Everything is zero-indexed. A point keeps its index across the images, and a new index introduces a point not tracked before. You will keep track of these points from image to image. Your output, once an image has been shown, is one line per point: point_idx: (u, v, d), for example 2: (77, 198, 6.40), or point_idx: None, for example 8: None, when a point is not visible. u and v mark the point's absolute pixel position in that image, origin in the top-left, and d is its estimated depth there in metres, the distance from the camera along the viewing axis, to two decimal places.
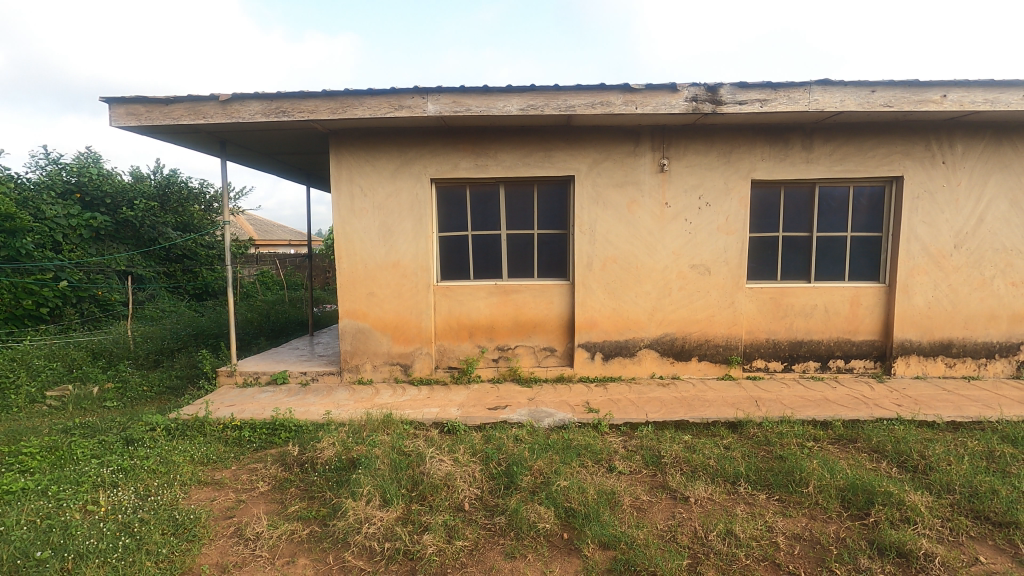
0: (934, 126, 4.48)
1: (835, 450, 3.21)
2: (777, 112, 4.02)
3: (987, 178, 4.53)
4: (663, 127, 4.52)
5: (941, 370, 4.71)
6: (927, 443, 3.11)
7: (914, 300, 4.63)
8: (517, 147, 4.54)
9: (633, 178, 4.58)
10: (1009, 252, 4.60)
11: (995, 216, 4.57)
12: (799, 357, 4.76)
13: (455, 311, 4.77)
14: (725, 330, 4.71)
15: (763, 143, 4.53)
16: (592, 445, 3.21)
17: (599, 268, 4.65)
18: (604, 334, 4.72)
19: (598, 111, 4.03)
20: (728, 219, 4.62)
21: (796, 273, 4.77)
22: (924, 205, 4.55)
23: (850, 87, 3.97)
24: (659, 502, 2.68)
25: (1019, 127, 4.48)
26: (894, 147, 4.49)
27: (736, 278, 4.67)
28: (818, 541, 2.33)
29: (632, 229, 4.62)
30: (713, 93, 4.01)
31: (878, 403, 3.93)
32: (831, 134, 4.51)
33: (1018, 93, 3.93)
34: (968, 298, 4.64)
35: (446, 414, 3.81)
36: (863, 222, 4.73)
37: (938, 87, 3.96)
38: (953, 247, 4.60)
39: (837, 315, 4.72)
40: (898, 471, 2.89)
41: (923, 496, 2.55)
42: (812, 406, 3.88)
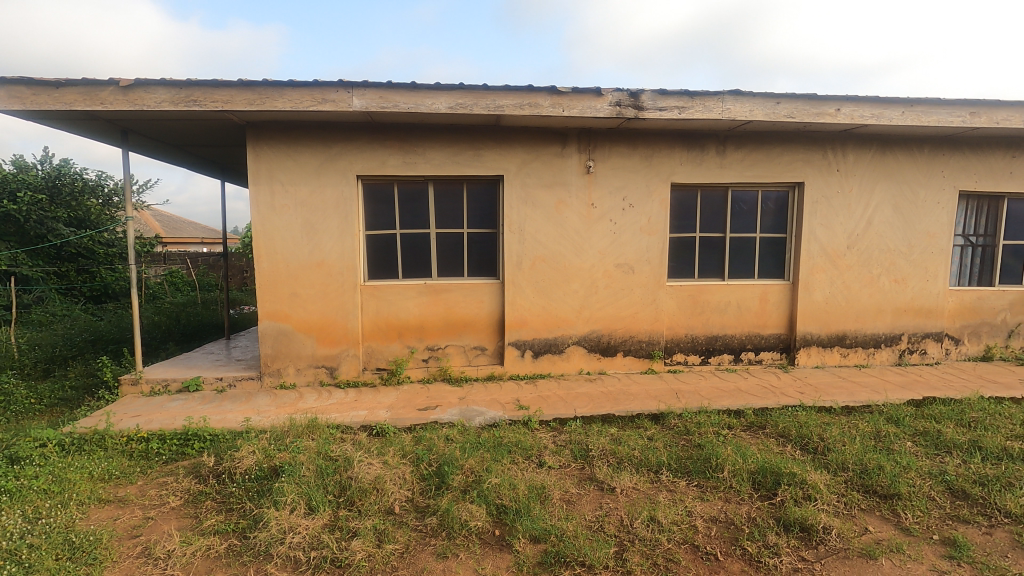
0: (829, 137, 4.89)
1: (747, 436, 3.44)
2: (694, 118, 4.25)
3: (874, 186, 5.01)
4: (589, 130, 4.65)
5: (837, 360, 5.17)
6: (825, 427, 3.41)
7: (815, 296, 5.05)
8: (445, 145, 4.50)
9: (561, 179, 4.68)
10: (892, 252, 5.12)
11: (881, 219, 5.07)
12: (715, 351, 5.06)
13: (383, 311, 4.66)
14: (648, 326, 4.92)
15: (681, 148, 4.77)
16: (522, 442, 3.25)
17: (528, 267, 4.71)
18: (533, 332, 4.79)
19: (526, 112, 4.08)
20: (650, 219, 4.82)
21: (711, 272, 5.06)
22: (822, 209, 4.97)
23: (758, 98, 4.26)
24: (587, 494, 2.76)
25: (899, 140, 4.99)
26: (796, 155, 4.87)
27: (657, 276, 4.88)
28: (732, 522, 2.49)
29: (560, 229, 4.72)
30: (635, 98, 4.17)
31: (784, 392, 4.25)
32: (742, 141, 4.82)
33: (897, 109, 4.39)
34: (859, 294, 5.12)
35: (375, 417, 3.72)
36: (770, 224, 5.10)
37: (833, 101, 4.34)
38: (846, 248, 5.05)
39: (748, 311, 5.06)
40: (801, 453, 3.15)
41: (821, 475, 2.79)
42: (727, 396, 4.14)
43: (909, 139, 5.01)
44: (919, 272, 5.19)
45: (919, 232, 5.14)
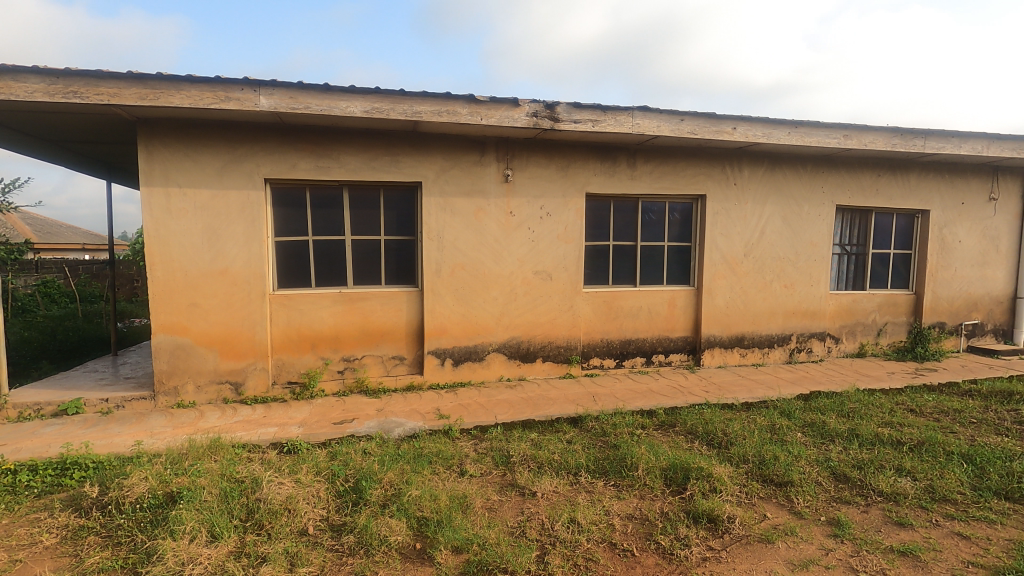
0: (727, 154, 5.29)
1: (658, 435, 3.60)
2: (607, 131, 4.43)
3: (766, 199, 5.47)
4: (507, 139, 4.72)
5: (737, 360, 5.57)
6: (728, 422, 3.65)
7: (717, 300, 5.41)
8: (361, 149, 4.37)
9: (480, 188, 4.70)
10: (782, 259, 5.61)
11: (772, 230, 5.54)
12: (628, 354, 5.28)
13: (295, 321, 4.44)
14: (565, 331, 5.04)
15: (595, 160, 4.96)
16: (443, 452, 3.21)
17: (448, 275, 4.67)
18: (453, 340, 4.75)
19: (444, 119, 4.07)
20: (567, 228, 4.96)
21: (624, 278, 5.29)
22: (722, 220, 5.35)
23: (664, 114, 4.52)
24: (509, 500, 2.77)
25: (786, 158, 5.49)
26: (699, 170, 5.22)
27: (574, 283, 5.03)
28: (646, 518, 2.60)
29: (479, 236, 4.74)
30: (552, 110, 4.28)
31: (691, 391, 4.51)
32: (651, 155, 5.09)
33: (784, 130, 4.83)
34: (755, 298, 5.56)
35: (286, 434, 3.52)
36: (677, 233, 5.41)
37: (730, 120, 4.70)
38: (743, 255, 5.47)
39: (658, 315, 5.34)
40: (707, 448, 3.35)
41: (725, 468, 2.98)
42: (640, 397, 4.33)
43: (795, 157, 5.52)
44: (805, 278, 5.72)
45: (804, 241, 5.67)
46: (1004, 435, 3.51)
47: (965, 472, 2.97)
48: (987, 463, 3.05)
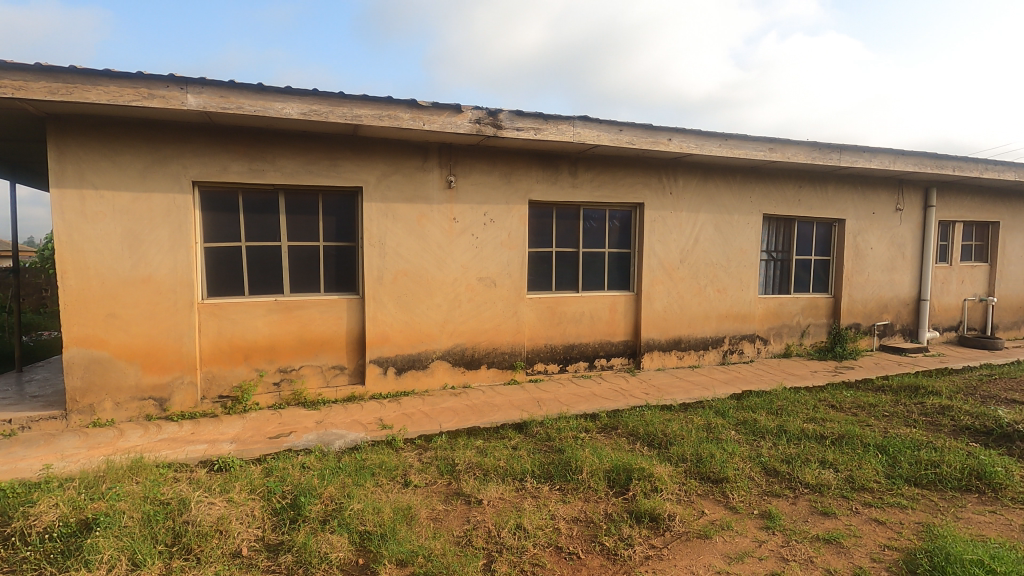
0: (663, 164, 5.49)
1: (601, 438, 3.67)
2: (548, 140, 4.51)
3: (700, 208, 5.72)
4: (450, 145, 4.70)
5: (674, 362, 5.77)
6: (667, 423, 3.78)
7: (655, 305, 5.60)
8: (298, 152, 4.23)
9: (422, 194, 4.65)
10: (715, 265, 5.88)
11: (706, 237, 5.79)
12: (571, 359, 5.36)
13: (226, 331, 4.22)
14: (510, 338, 5.06)
15: (537, 167, 5.02)
16: (386, 463, 3.14)
17: (390, 282, 4.59)
18: (396, 348, 4.66)
19: (385, 123, 4.00)
20: (510, 235, 4.99)
21: (567, 284, 5.37)
22: (659, 227, 5.54)
23: (603, 124, 4.64)
24: (455, 509, 2.73)
25: (718, 168, 5.76)
26: (637, 179, 5.39)
27: (518, 289, 5.05)
28: (591, 520, 2.63)
29: (422, 243, 4.68)
30: (494, 117, 4.31)
31: (632, 394, 4.63)
32: (591, 163, 5.21)
33: (715, 142, 5.08)
34: (691, 302, 5.79)
35: (216, 451, 3.33)
36: (616, 241, 5.56)
37: (665, 131, 4.89)
38: (679, 262, 5.68)
39: (600, 320, 5.45)
40: (648, 449, 3.45)
41: (665, 467, 3.08)
42: (583, 401, 4.40)
43: (725, 168, 5.81)
44: (736, 283, 6.01)
45: (735, 248, 5.96)
46: (912, 427, 3.81)
47: (879, 462, 3.20)
48: (898, 453, 3.31)
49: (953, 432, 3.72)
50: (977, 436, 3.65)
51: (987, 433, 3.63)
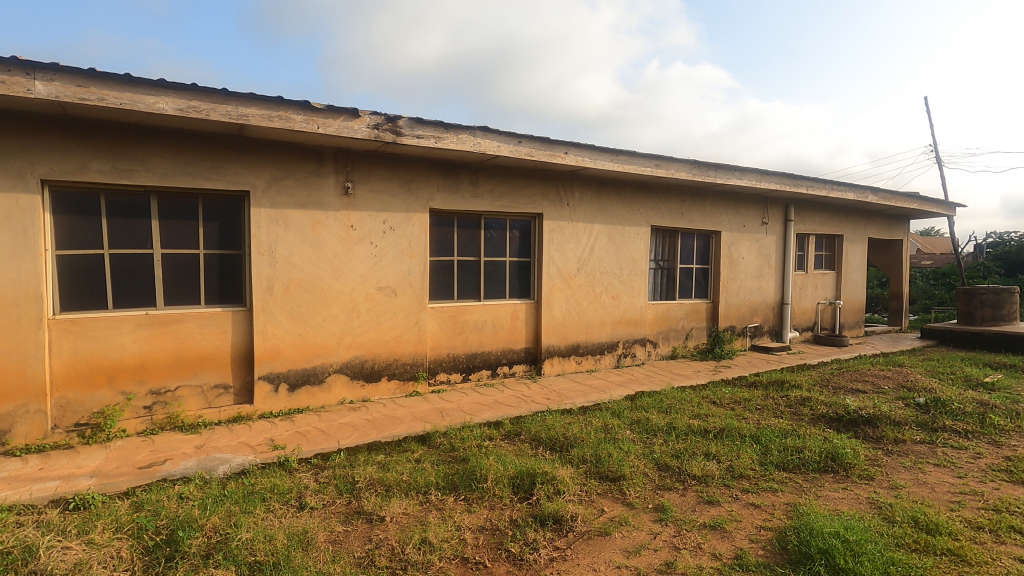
0: (560, 176, 5.70)
1: (505, 444, 3.70)
2: (449, 149, 4.50)
3: (594, 219, 6.00)
4: (347, 150, 4.54)
5: (573, 367, 5.98)
6: (568, 427, 3.89)
7: (554, 312, 5.77)
8: (173, 151, 3.85)
9: (317, 200, 4.44)
10: (609, 274, 6.19)
11: (600, 246, 6.08)
12: (474, 368, 5.36)
13: (85, 350, 3.72)
14: (411, 348, 4.96)
15: (438, 176, 5.00)
16: (278, 486, 2.93)
17: (281, 292, 4.31)
18: (288, 362, 4.38)
19: (275, 124, 3.77)
20: (411, 243, 4.91)
21: (469, 293, 5.38)
22: (557, 237, 5.73)
23: (503, 135, 4.73)
24: (356, 530, 2.61)
25: (610, 182, 6.09)
26: (536, 190, 5.54)
27: (419, 298, 4.97)
28: (497, 528, 2.64)
29: (317, 251, 4.46)
30: (393, 123, 4.23)
31: (533, 400, 4.73)
32: (492, 173, 5.28)
33: (607, 157, 5.36)
34: (587, 309, 6.04)
35: (72, 487, 2.91)
36: (517, 250, 5.67)
37: (562, 145, 5.08)
38: (576, 270, 5.91)
39: (502, 329, 5.52)
40: (550, 453, 3.53)
41: (567, 470, 3.17)
42: (486, 409, 4.41)
43: (617, 182, 6.16)
44: (628, 290, 6.37)
45: (627, 257, 6.32)
46: (779, 417, 4.26)
47: (754, 451, 3.53)
48: (769, 441, 3.67)
49: (812, 420, 4.21)
50: (830, 423, 4.15)
51: (838, 420, 4.14)
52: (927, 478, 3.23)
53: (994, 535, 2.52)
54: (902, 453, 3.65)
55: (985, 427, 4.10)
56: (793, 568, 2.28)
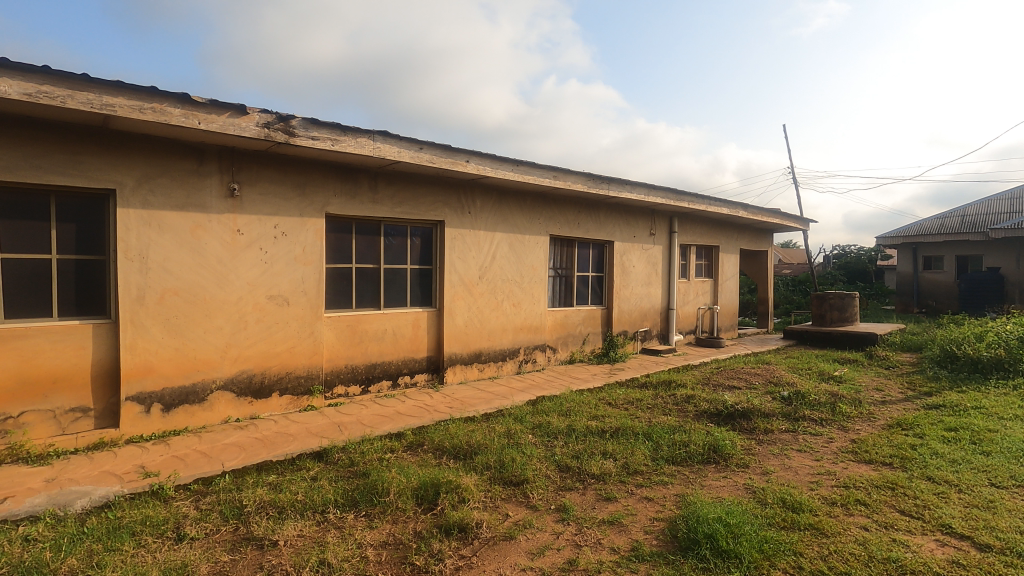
0: (462, 184, 5.72)
1: (408, 456, 3.62)
2: (346, 152, 4.35)
3: (495, 227, 6.08)
4: (233, 149, 4.22)
5: (475, 375, 5.99)
6: (471, 434, 3.89)
7: (456, 320, 5.75)
8: (17, 141, 3.35)
9: (198, 201, 4.08)
10: (510, 281, 6.29)
11: (501, 254, 6.17)
12: (373, 379, 5.19)
13: None
14: (306, 360, 4.70)
15: (335, 180, 4.80)
16: (152, 518, 2.63)
17: (155, 302, 3.90)
18: (163, 380, 3.96)
19: (149, 117, 3.42)
20: (305, 249, 4.66)
21: (368, 302, 5.20)
22: (459, 245, 5.74)
23: (404, 141, 4.66)
24: (245, 557, 2.41)
25: (510, 191, 6.21)
26: (437, 197, 5.51)
27: (314, 308, 4.73)
28: (400, 542, 2.57)
29: (198, 257, 4.09)
30: (286, 123, 4.01)
31: (436, 409, 4.67)
32: (392, 179, 5.17)
33: (507, 167, 5.47)
34: (489, 316, 6.09)
35: None
36: (418, 257, 5.59)
37: (463, 153, 5.10)
38: (478, 278, 5.95)
39: (403, 338, 5.40)
40: (454, 461, 3.50)
41: (471, 477, 3.17)
42: (387, 421, 4.29)
43: (517, 192, 6.29)
44: (528, 297, 6.51)
45: (527, 265, 6.47)
46: (668, 415, 4.57)
47: (647, 447, 3.75)
48: (659, 438, 3.92)
49: (696, 415, 4.56)
50: (712, 418, 4.52)
51: (718, 414, 4.52)
52: (791, 462, 3.62)
53: (844, 508, 2.88)
54: (771, 441, 4.06)
55: (835, 415, 4.68)
56: (683, 554, 2.44)
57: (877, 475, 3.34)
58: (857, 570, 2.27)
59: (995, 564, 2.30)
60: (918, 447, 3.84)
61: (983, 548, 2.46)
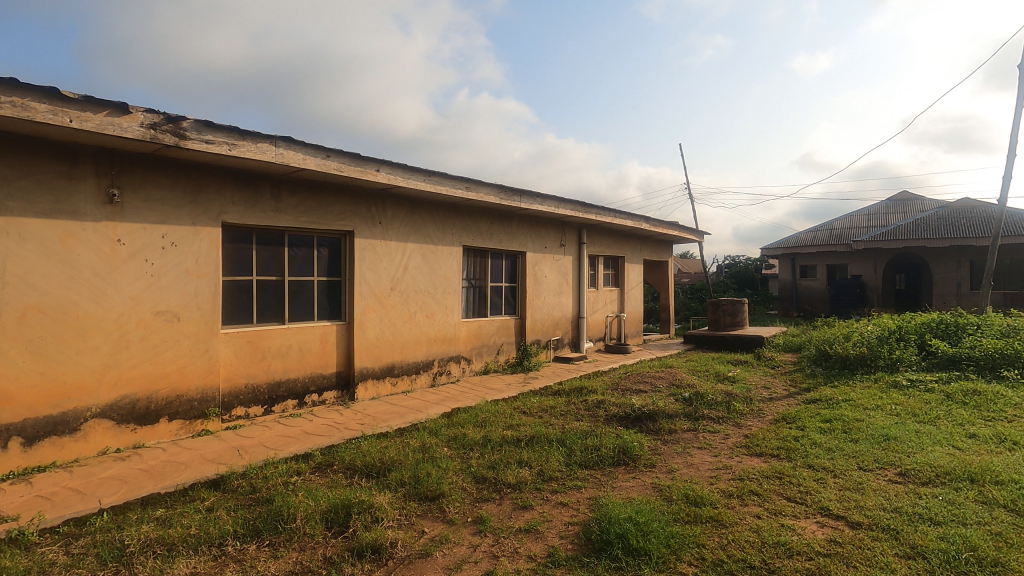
0: (371, 194, 5.58)
1: (316, 478, 3.43)
2: (245, 157, 4.10)
3: (407, 237, 5.98)
4: (112, 151, 3.84)
5: (388, 389, 5.82)
6: (384, 451, 3.77)
7: (368, 333, 5.57)
8: None
9: (68, 208, 3.66)
10: (422, 292, 6.20)
11: (413, 265, 6.07)
12: (277, 398, 4.89)
13: None
14: (199, 381, 4.33)
15: (232, 187, 4.50)
16: (9, 570, 2.28)
17: (14, 321, 3.43)
18: (23, 410, 3.48)
19: (7, 111, 3.02)
20: (198, 261, 4.32)
21: (270, 316, 4.90)
22: (369, 255, 5.57)
23: (309, 148, 4.47)
24: None
25: (422, 201, 6.15)
26: (346, 207, 5.33)
27: (209, 324, 4.39)
28: (308, 569, 2.42)
29: (68, 269, 3.65)
30: (176, 124, 3.70)
31: (346, 426, 4.48)
32: (296, 187, 4.93)
33: (419, 177, 5.42)
34: (402, 329, 5.95)
35: None
36: (326, 269, 5.35)
37: (373, 162, 4.99)
38: (390, 289, 5.80)
39: (309, 353, 5.14)
40: (366, 480, 3.38)
41: (384, 495, 3.06)
42: (292, 442, 4.05)
43: (429, 202, 6.24)
44: (442, 308, 6.45)
45: (440, 276, 6.41)
46: (580, 421, 4.70)
47: (560, 453, 3.84)
48: (572, 443, 4.02)
49: (606, 420, 4.73)
50: (621, 421, 4.71)
51: (627, 417, 4.71)
52: (693, 459, 3.86)
53: (740, 499, 3.11)
54: (675, 440, 4.30)
55: (730, 413, 5.05)
56: (596, 555, 2.51)
57: (767, 466, 3.64)
58: (751, 555, 2.45)
59: (864, 539, 2.58)
60: (800, 438, 4.23)
61: (854, 526, 2.75)
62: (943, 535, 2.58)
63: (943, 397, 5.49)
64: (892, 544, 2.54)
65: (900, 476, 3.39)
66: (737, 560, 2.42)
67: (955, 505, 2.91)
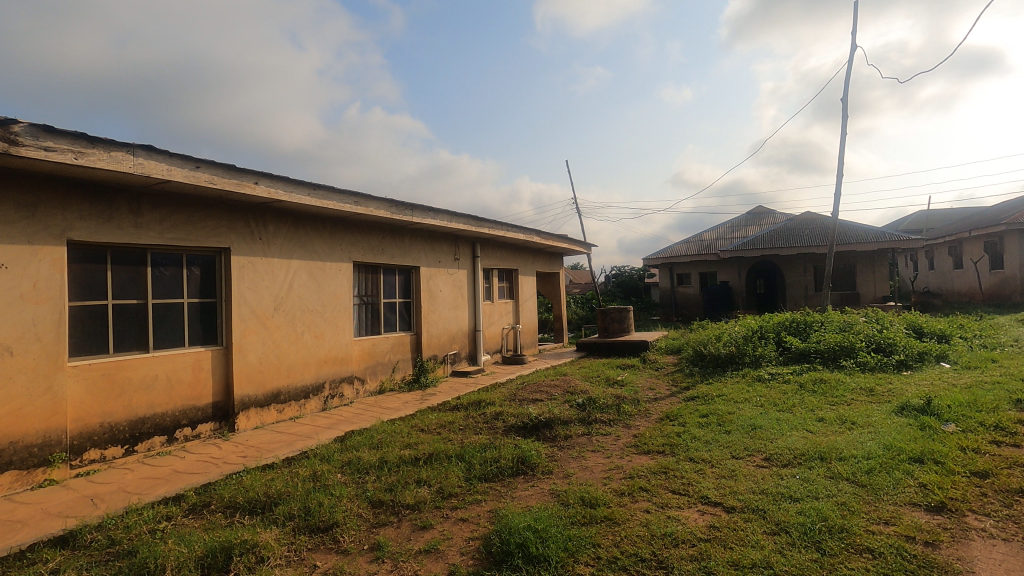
0: (250, 208, 5.22)
1: (189, 521, 3.11)
2: (96, 167, 3.66)
3: (291, 254, 5.66)
4: None
5: (273, 417, 5.43)
6: (269, 483, 3.50)
7: (249, 358, 5.16)
8: None
9: None
10: (310, 311, 5.88)
11: (299, 283, 5.76)
12: (140, 436, 4.37)
13: None
14: (41, 424, 3.74)
15: (80, 200, 3.99)
16: None
17: None
18: None
19: None
20: (36, 285, 3.76)
21: (131, 345, 4.38)
22: (248, 273, 5.19)
23: (175, 158, 4.09)
24: None
25: (306, 216, 5.86)
26: (220, 222, 4.94)
27: (52, 357, 3.82)
28: None
29: None
30: (4, 128, 3.22)
31: (225, 461, 4.11)
32: (161, 200, 4.48)
33: (302, 190, 5.16)
34: (288, 351, 5.59)
35: None
36: (198, 290, 4.90)
37: (251, 174, 4.68)
38: (273, 309, 5.44)
39: (179, 383, 4.66)
40: (249, 517, 3.12)
41: (271, 532, 2.84)
42: (160, 483, 3.63)
43: (315, 217, 5.97)
44: (332, 327, 6.17)
45: (329, 293, 6.14)
46: (478, 434, 4.70)
47: (460, 468, 3.81)
48: (471, 457, 4.01)
49: (505, 430, 4.78)
50: (519, 431, 4.77)
51: (524, 427, 4.78)
52: (587, 462, 4.02)
53: (630, 496, 3.29)
54: (570, 445, 4.45)
55: (620, 415, 5.32)
56: (497, 567, 2.52)
57: (654, 463, 3.87)
58: (643, 549, 2.58)
59: (737, 521, 2.84)
60: (681, 433, 4.57)
61: (729, 510, 3.02)
62: (800, 510, 2.91)
63: (797, 387, 6.21)
64: (760, 522, 2.81)
65: (766, 461, 3.78)
66: (630, 555, 2.55)
67: (810, 482, 3.30)
